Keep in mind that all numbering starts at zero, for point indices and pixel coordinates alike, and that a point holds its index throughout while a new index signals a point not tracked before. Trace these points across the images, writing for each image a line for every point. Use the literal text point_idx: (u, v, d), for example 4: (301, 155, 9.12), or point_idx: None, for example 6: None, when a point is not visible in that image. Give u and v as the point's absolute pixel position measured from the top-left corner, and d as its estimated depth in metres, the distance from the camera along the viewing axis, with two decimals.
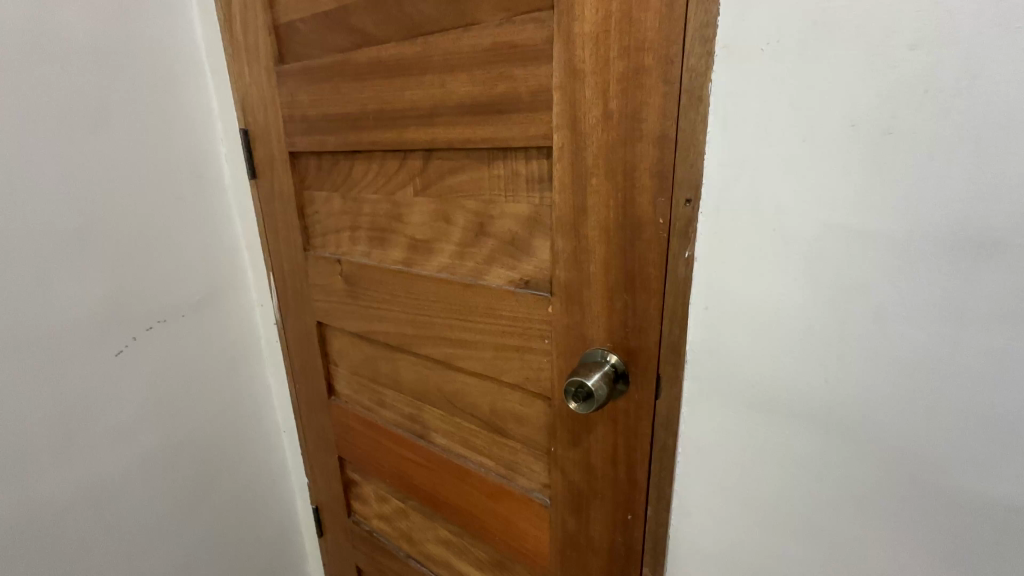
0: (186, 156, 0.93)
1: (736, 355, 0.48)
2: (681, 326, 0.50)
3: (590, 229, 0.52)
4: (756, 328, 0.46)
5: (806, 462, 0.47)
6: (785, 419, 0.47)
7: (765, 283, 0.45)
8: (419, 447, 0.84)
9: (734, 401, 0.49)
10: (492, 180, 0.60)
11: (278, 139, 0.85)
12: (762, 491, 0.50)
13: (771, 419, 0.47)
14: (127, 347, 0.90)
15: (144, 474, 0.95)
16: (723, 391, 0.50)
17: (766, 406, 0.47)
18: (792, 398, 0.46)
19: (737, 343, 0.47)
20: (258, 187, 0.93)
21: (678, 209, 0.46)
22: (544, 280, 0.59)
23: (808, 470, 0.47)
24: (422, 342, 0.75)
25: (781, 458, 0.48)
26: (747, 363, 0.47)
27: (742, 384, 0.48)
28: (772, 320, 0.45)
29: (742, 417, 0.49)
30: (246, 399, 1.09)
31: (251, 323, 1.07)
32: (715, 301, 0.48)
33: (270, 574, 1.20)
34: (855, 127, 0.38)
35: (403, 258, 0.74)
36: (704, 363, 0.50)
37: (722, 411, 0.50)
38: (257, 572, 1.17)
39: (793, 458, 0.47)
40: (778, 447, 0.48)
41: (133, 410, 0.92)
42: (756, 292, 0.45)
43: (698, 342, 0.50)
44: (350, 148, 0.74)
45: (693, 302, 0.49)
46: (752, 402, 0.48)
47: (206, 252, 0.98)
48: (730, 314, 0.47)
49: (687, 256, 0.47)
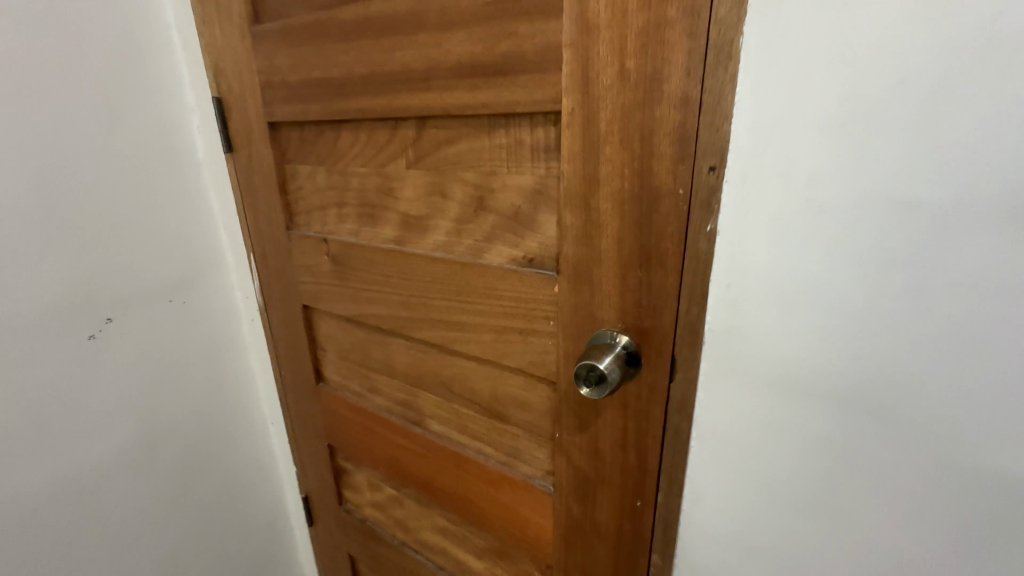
0: (154, 128, 0.86)
1: (758, 335, 0.45)
2: (700, 304, 0.47)
3: (602, 202, 0.49)
4: (780, 306, 0.43)
5: (830, 445, 0.45)
6: (809, 400, 0.44)
7: (793, 257, 0.42)
8: (414, 434, 0.81)
9: (755, 381, 0.47)
10: (494, 151, 0.56)
11: (256, 109, 0.78)
12: (781, 474, 0.48)
13: (795, 400, 0.45)
14: (98, 335, 0.84)
15: (123, 469, 0.90)
16: (743, 371, 0.47)
17: (789, 387, 0.45)
18: (818, 378, 0.43)
19: (761, 322, 0.45)
20: (235, 161, 0.87)
21: (701, 178, 0.43)
22: (549, 258, 0.56)
23: (833, 452, 0.45)
24: (416, 326, 0.71)
25: (804, 441, 0.46)
26: (772, 342, 0.45)
27: (765, 364, 0.46)
28: (798, 298, 0.42)
29: (763, 398, 0.47)
30: (230, 388, 1.03)
31: (233, 308, 1.01)
32: (738, 277, 0.45)
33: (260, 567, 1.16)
34: (903, 84, 0.34)
35: (396, 236, 0.70)
36: (724, 343, 0.47)
37: (741, 393, 0.48)
38: (246, 565, 1.12)
39: (816, 441, 0.45)
40: (800, 430, 0.46)
41: (106, 402, 0.86)
42: (782, 268, 0.42)
43: (718, 321, 0.47)
44: (335, 117, 0.68)
45: (714, 280, 0.46)
46: (774, 383, 0.46)
47: (181, 233, 0.92)
48: (752, 291, 0.44)
49: (709, 229, 0.44)
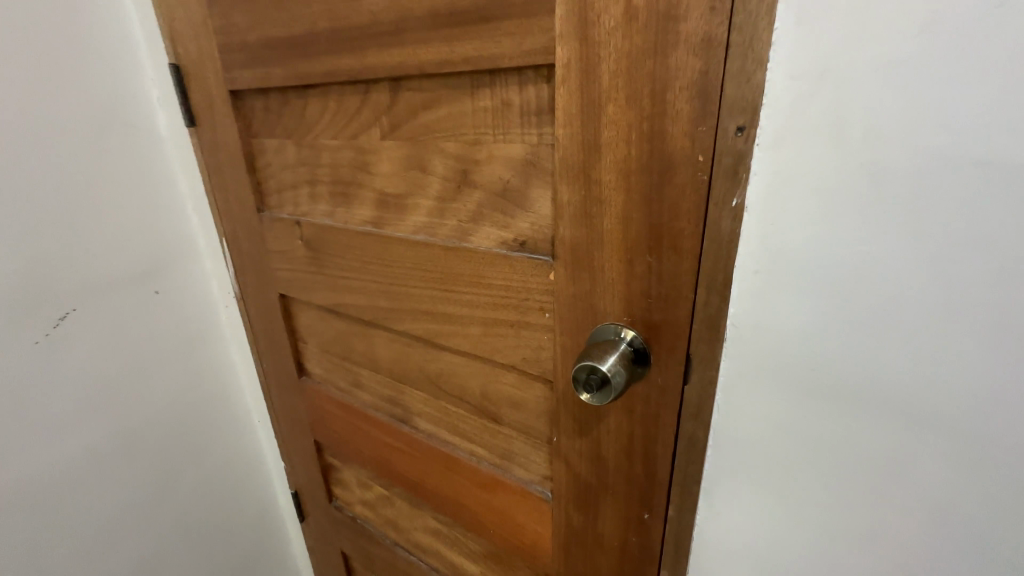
0: (108, 100, 0.77)
1: (792, 331, 0.38)
2: (721, 295, 0.39)
3: (604, 173, 0.41)
4: (821, 297, 0.36)
5: (876, 458, 0.38)
6: (852, 408, 0.38)
7: (838, 237, 0.34)
8: (402, 433, 0.75)
9: (785, 384, 0.40)
10: (477, 116, 0.48)
11: (216, 75, 0.70)
12: (813, 490, 0.41)
13: (834, 407, 0.38)
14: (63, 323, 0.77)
15: (94, 469, 0.84)
16: (772, 373, 0.40)
17: (828, 392, 0.38)
18: (863, 383, 0.37)
19: (796, 316, 0.37)
20: (199, 136, 0.78)
21: (726, 141, 0.35)
22: (543, 240, 0.48)
23: (877, 466, 0.38)
24: (399, 317, 0.64)
25: (844, 455, 0.39)
26: (807, 340, 0.38)
27: (798, 365, 0.39)
28: (845, 288, 0.35)
29: (795, 405, 0.40)
30: (209, 382, 0.96)
31: (210, 298, 0.93)
32: (768, 263, 0.37)
33: (252, 566, 1.11)
34: (1000, 10, 0.27)
35: (373, 217, 0.62)
36: (749, 340, 0.40)
37: (768, 398, 0.41)
38: (236, 564, 1.08)
39: (857, 455, 0.39)
40: (839, 442, 0.39)
41: (74, 396, 0.80)
42: (824, 251, 0.35)
43: (743, 314, 0.39)
44: (299, 81, 0.60)
45: (739, 265, 0.38)
46: (809, 387, 0.39)
47: (145, 215, 0.84)
48: (786, 278, 0.37)
49: (734, 204, 0.36)
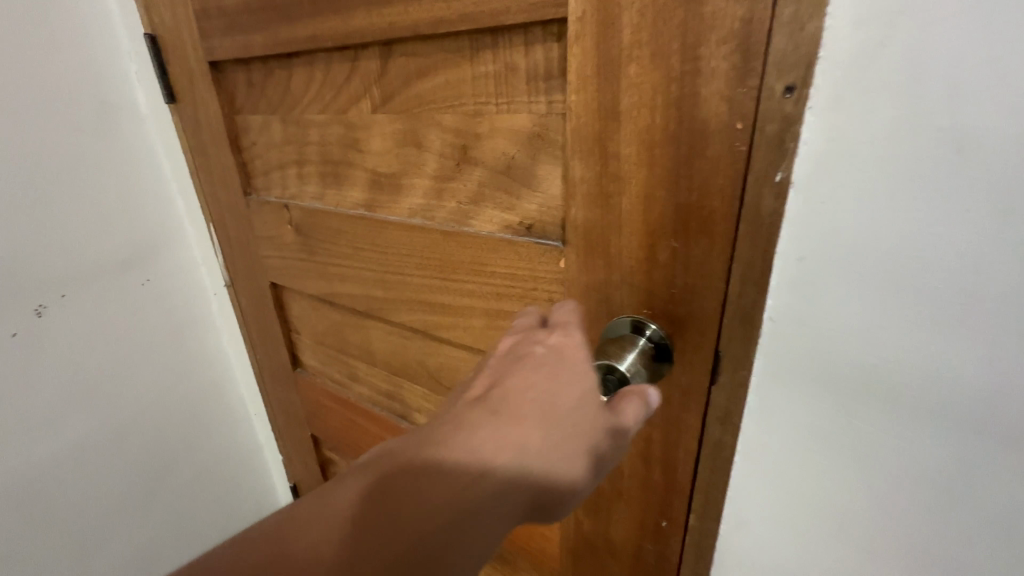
0: (81, 73, 0.71)
1: (842, 327, 0.33)
2: (758, 285, 0.34)
3: (624, 145, 0.35)
4: (880, 289, 0.31)
5: (935, 472, 0.33)
6: (910, 416, 0.33)
7: (904, 218, 0.29)
8: (400, 429, 0.71)
9: (832, 388, 0.35)
10: (477, 84, 0.42)
11: (194, 46, 0.64)
12: (855, 504, 0.37)
13: (889, 415, 0.34)
14: (44, 313, 0.73)
15: (82, 467, 0.80)
16: (815, 375, 0.35)
17: (883, 398, 0.33)
18: (925, 389, 0.32)
19: (846, 310, 0.32)
20: (180, 113, 0.73)
21: (772, 104, 0.30)
22: (552, 223, 0.43)
23: (937, 481, 0.33)
24: (395, 308, 0.60)
25: (897, 469, 0.35)
26: (858, 338, 0.33)
27: (846, 366, 0.34)
28: (910, 278, 0.30)
29: (842, 411, 0.35)
30: (202, 374, 0.92)
31: (199, 287, 0.88)
32: (818, 248, 0.32)
33: None
34: None
35: (365, 199, 0.57)
36: (791, 337, 0.35)
37: (808, 401, 0.36)
38: None
39: (911, 468, 0.34)
40: (890, 453, 0.34)
41: (60, 390, 0.76)
42: (885, 234, 0.30)
43: (783, 307, 0.35)
44: (282, 49, 0.54)
45: (780, 252, 0.33)
46: (858, 390, 0.34)
47: (127, 199, 0.78)
48: (836, 267, 0.32)
49: (778, 179, 0.31)
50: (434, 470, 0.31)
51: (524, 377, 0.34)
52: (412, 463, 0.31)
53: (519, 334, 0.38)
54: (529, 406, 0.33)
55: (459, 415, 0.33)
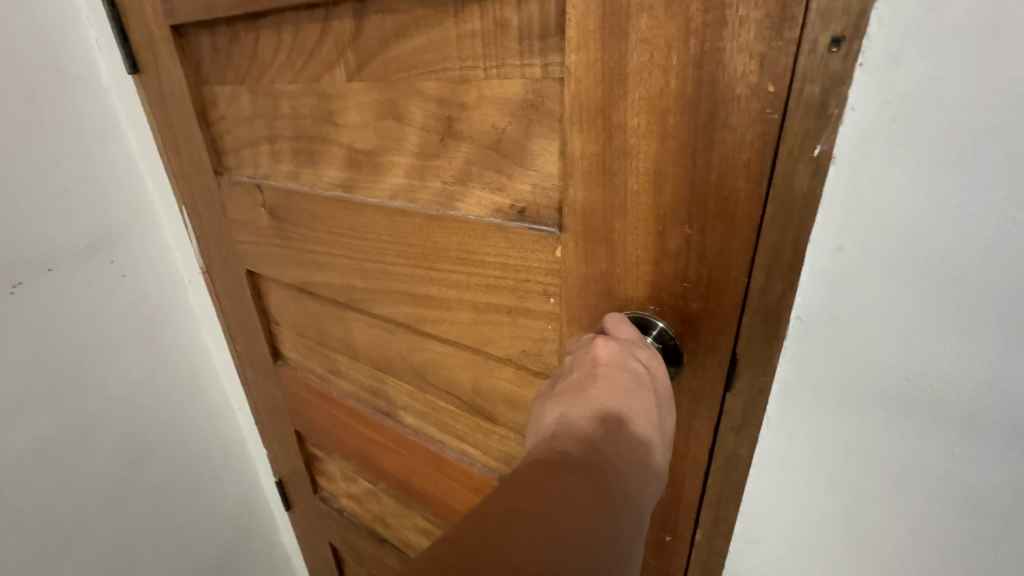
0: (32, 36, 0.61)
1: (886, 326, 0.28)
2: (787, 279, 0.30)
3: (632, 114, 0.30)
4: (936, 283, 0.26)
5: (984, 490, 0.29)
6: (960, 428, 0.29)
7: (971, 203, 0.24)
8: (386, 428, 0.67)
9: (869, 395, 0.31)
10: (463, 45, 0.37)
11: (153, 6, 0.58)
12: (884, 524, 0.33)
13: (934, 426, 0.29)
14: (20, 289, 0.65)
15: (55, 465, 0.73)
16: (850, 379, 0.31)
17: (929, 407, 0.29)
18: (982, 399, 0.27)
19: (891, 311, 0.28)
20: (144, 83, 0.66)
21: (815, 62, 0.25)
22: (549, 206, 0.38)
23: (984, 503, 0.30)
24: (377, 300, 0.55)
25: (941, 486, 0.30)
26: (904, 343, 0.28)
27: (887, 372, 0.30)
28: (973, 270, 0.25)
29: (879, 421, 0.31)
30: (182, 365, 0.84)
31: (172, 274, 0.80)
32: (863, 235, 0.27)
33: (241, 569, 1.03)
34: None
35: (343, 179, 0.52)
36: (825, 336, 0.31)
37: (839, 411, 0.32)
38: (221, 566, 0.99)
39: (953, 487, 0.30)
40: (931, 470, 0.30)
41: (11, 394, 0.67)
42: (945, 222, 0.25)
43: (818, 302, 0.30)
44: (246, 9, 0.48)
45: (816, 241, 0.29)
46: (899, 400, 0.30)
47: (92, 180, 0.69)
48: (880, 259, 0.27)
49: (817, 153, 0.26)
50: (566, 494, 0.26)
51: (639, 399, 0.30)
52: (538, 487, 0.26)
53: (611, 344, 0.32)
54: (648, 425, 0.30)
55: (581, 436, 0.29)
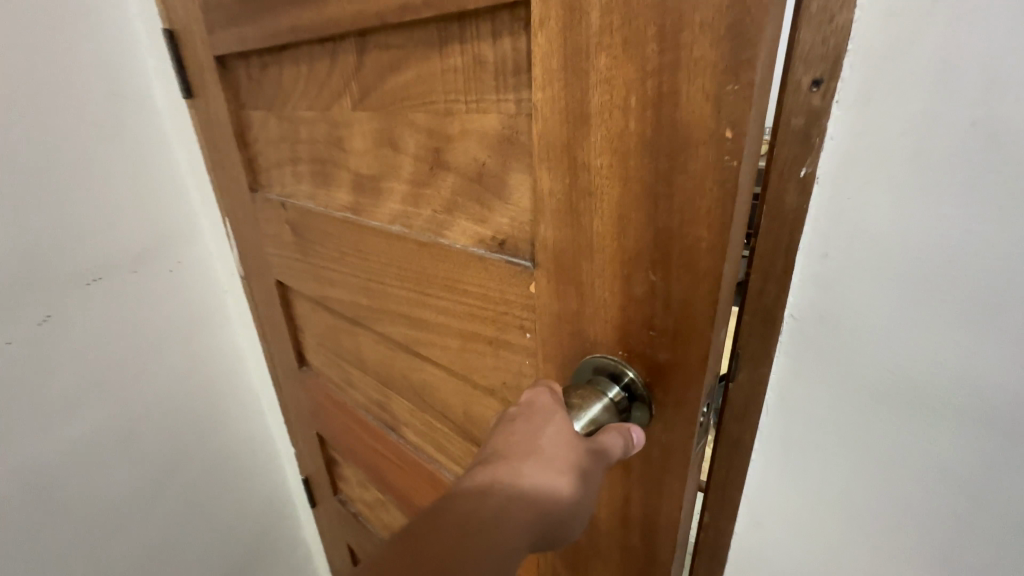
0: (100, 66, 0.69)
1: (872, 327, 0.29)
2: (779, 283, 0.31)
3: (594, 155, 0.29)
4: (918, 284, 0.26)
5: (977, 493, 0.29)
6: (946, 429, 0.28)
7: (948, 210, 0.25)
8: (390, 441, 0.68)
9: (856, 399, 0.31)
10: (447, 79, 0.37)
11: (200, 38, 0.63)
12: (882, 529, 0.33)
13: (920, 429, 0.29)
14: (96, 284, 0.74)
15: (111, 448, 0.81)
16: (838, 382, 0.31)
17: (917, 408, 0.29)
18: (963, 401, 0.27)
19: (878, 310, 0.28)
20: (194, 107, 0.72)
21: (797, 100, 0.27)
22: (525, 241, 0.37)
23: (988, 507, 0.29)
24: (379, 319, 0.56)
25: (932, 488, 0.30)
26: (892, 341, 0.28)
27: (876, 373, 0.29)
28: (950, 272, 0.25)
29: (865, 424, 0.31)
30: (222, 365, 0.91)
31: (211, 278, 0.86)
32: (846, 244, 0.28)
33: (266, 560, 1.08)
34: None
35: (350, 202, 0.53)
36: (815, 339, 0.31)
37: (832, 413, 0.32)
38: (248, 557, 1.04)
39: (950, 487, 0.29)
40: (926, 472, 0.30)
41: (75, 382, 0.75)
42: (924, 226, 0.25)
43: (807, 304, 0.31)
44: (270, 42, 0.52)
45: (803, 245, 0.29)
46: (889, 400, 0.30)
47: (146, 193, 0.77)
48: (864, 261, 0.28)
49: (802, 175, 0.28)
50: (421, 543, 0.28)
51: (514, 441, 0.31)
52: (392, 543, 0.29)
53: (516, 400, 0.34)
54: (515, 448, 0.31)
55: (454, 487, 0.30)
